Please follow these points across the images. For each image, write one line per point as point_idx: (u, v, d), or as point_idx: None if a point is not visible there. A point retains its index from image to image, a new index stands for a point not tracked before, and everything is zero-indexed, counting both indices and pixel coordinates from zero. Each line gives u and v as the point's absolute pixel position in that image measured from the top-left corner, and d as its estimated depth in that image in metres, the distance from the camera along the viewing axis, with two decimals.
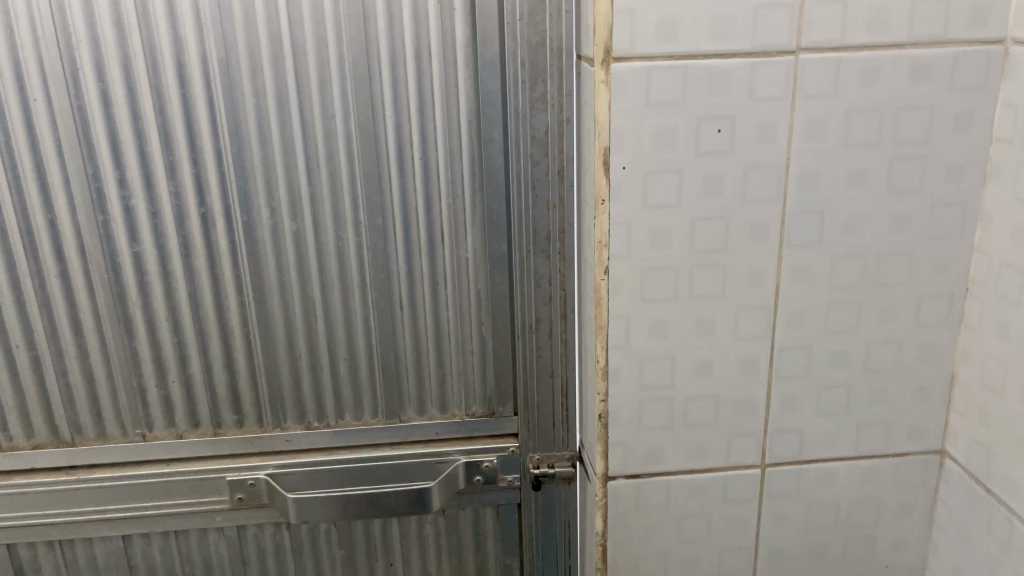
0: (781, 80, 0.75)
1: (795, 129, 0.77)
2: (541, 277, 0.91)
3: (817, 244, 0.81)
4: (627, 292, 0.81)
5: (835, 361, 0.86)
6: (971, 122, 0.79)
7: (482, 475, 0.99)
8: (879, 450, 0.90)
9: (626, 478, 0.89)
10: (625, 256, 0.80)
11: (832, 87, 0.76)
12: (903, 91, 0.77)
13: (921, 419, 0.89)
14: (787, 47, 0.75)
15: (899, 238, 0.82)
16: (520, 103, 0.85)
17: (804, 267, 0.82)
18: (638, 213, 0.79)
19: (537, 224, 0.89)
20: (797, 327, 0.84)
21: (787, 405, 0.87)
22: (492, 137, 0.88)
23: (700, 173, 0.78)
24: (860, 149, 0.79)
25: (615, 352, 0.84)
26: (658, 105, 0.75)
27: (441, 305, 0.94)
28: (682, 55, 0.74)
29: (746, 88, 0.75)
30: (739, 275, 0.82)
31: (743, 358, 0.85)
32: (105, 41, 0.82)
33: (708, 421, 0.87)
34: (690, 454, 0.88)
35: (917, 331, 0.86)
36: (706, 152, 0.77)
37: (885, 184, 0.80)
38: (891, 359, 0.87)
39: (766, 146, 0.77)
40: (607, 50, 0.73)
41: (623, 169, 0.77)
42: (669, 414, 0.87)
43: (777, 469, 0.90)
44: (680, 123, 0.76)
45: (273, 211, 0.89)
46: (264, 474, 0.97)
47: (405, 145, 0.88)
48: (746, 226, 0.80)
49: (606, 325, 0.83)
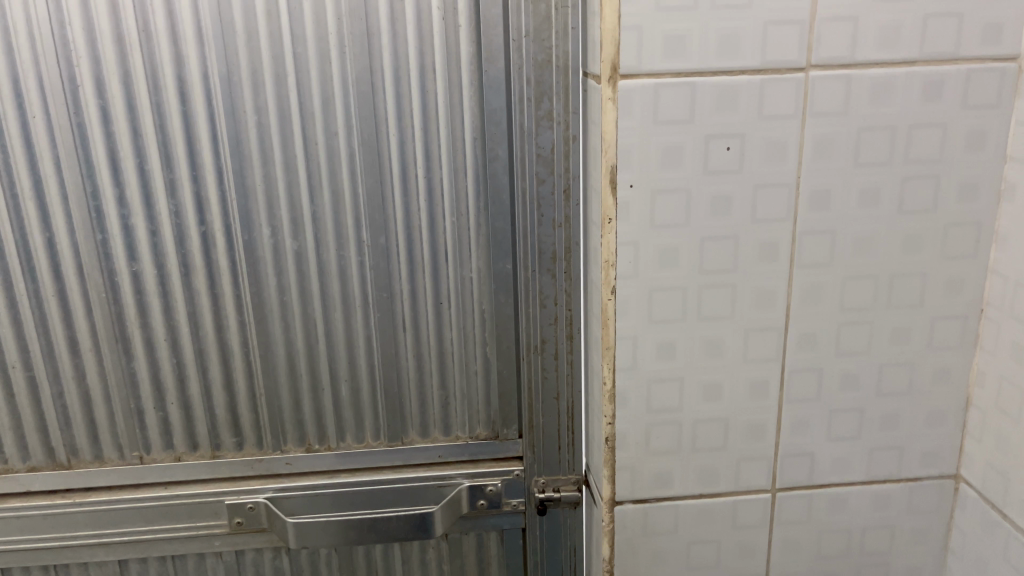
0: (791, 97, 0.74)
1: (806, 147, 0.76)
2: (546, 297, 0.89)
3: (828, 264, 0.80)
4: (634, 313, 0.80)
5: (847, 383, 0.84)
6: (984, 140, 0.77)
7: (486, 499, 0.97)
8: (892, 475, 0.88)
9: (633, 503, 0.87)
10: (632, 276, 0.78)
11: (842, 105, 0.75)
12: (915, 109, 0.76)
13: (935, 443, 0.87)
14: (797, 64, 0.73)
15: (912, 258, 0.81)
16: (526, 121, 0.84)
17: (815, 288, 0.81)
18: (645, 232, 0.77)
19: (542, 243, 0.87)
20: (808, 349, 0.83)
21: (798, 428, 0.85)
22: (497, 154, 0.86)
23: (708, 192, 0.76)
24: (871, 168, 0.77)
25: (622, 374, 0.82)
26: (666, 123, 0.74)
27: (444, 325, 0.93)
28: (689, 72, 0.73)
29: (756, 105, 0.74)
30: (748, 295, 0.80)
31: (753, 380, 0.83)
32: (105, 57, 0.81)
33: (717, 445, 0.85)
34: (699, 478, 0.86)
35: (931, 353, 0.84)
36: (715, 170, 0.76)
37: (897, 203, 0.79)
38: (904, 382, 0.85)
39: (776, 164, 0.76)
40: (614, 66, 0.72)
41: (630, 188, 0.76)
42: (677, 437, 0.85)
43: (788, 494, 0.88)
44: (688, 141, 0.75)
45: (274, 230, 0.88)
46: (263, 498, 0.95)
47: (409, 162, 0.87)
48: (756, 246, 0.78)
49: (613, 346, 0.81)
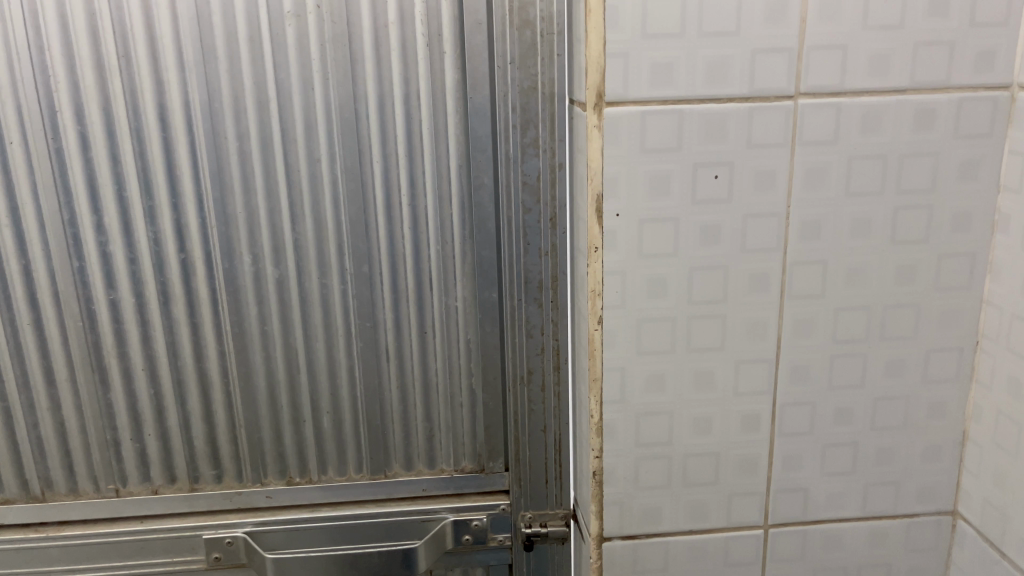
0: (780, 125, 0.73)
1: (796, 175, 0.75)
2: (533, 326, 0.87)
3: (820, 295, 0.78)
4: (621, 344, 0.78)
5: (840, 417, 0.82)
6: (978, 169, 0.76)
7: (470, 534, 0.95)
8: (887, 511, 0.86)
9: (621, 539, 0.84)
10: (619, 307, 0.77)
11: (832, 133, 0.74)
12: (907, 137, 0.75)
13: (932, 479, 0.85)
14: (786, 92, 0.72)
15: (905, 289, 0.79)
16: (512, 148, 0.82)
17: (806, 320, 0.79)
18: (633, 261, 0.76)
19: (528, 272, 0.86)
20: (800, 382, 0.81)
21: (790, 463, 0.83)
22: (482, 182, 0.85)
23: (697, 222, 0.75)
24: (863, 197, 0.76)
25: (609, 407, 0.80)
26: (654, 151, 0.73)
27: (429, 356, 0.91)
28: (677, 100, 0.72)
29: (745, 133, 0.73)
30: (738, 327, 0.78)
31: (745, 414, 0.81)
32: (85, 83, 0.80)
33: (708, 480, 0.83)
34: (689, 514, 0.84)
35: (926, 385, 0.82)
36: (704, 199, 0.74)
37: (889, 234, 0.77)
38: (899, 416, 0.83)
39: (766, 192, 0.75)
40: (600, 94, 0.71)
41: (617, 217, 0.74)
42: (667, 471, 0.82)
43: (781, 531, 0.86)
44: (676, 170, 0.73)
45: (255, 257, 0.86)
46: (242, 532, 0.93)
47: (393, 189, 0.85)
48: (746, 277, 0.77)
49: (600, 378, 0.79)
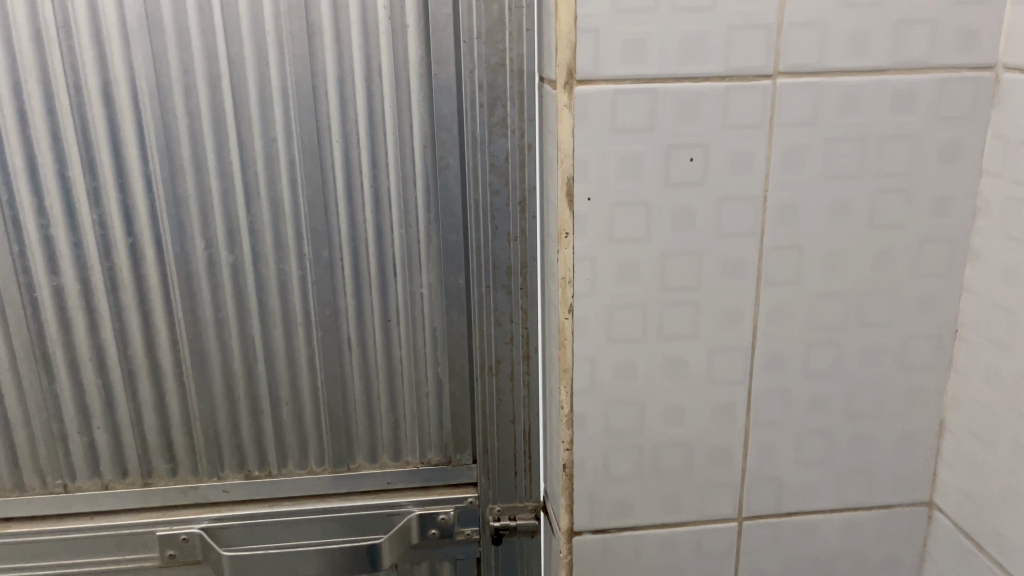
0: (757, 105, 0.70)
1: (772, 158, 0.72)
2: (501, 314, 0.84)
3: (796, 282, 0.76)
4: (592, 333, 0.75)
5: (816, 407, 0.80)
6: (958, 153, 0.74)
7: (437, 528, 0.92)
8: (862, 502, 0.84)
9: (592, 533, 0.82)
10: (590, 294, 0.74)
11: (811, 114, 0.71)
12: (887, 119, 0.72)
13: (908, 469, 0.84)
14: (763, 71, 0.69)
15: (883, 276, 0.77)
16: (478, 128, 0.79)
17: (782, 307, 0.76)
18: (604, 247, 0.72)
19: (496, 257, 0.83)
20: (775, 371, 0.78)
21: (765, 454, 0.81)
22: (447, 163, 0.82)
23: (670, 205, 0.72)
24: (841, 181, 0.73)
25: (579, 398, 0.77)
26: (626, 132, 0.69)
27: (393, 345, 0.87)
28: (650, 78, 0.68)
29: (720, 114, 0.70)
30: (712, 315, 0.76)
31: (718, 404, 0.79)
32: (21, 57, 0.75)
33: (680, 471, 0.81)
34: (661, 506, 0.82)
35: (903, 375, 0.80)
36: (678, 182, 0.71)
37: (868, 218, 0.75)
38: (875, 406, 0.81)
39: (741, 175, 0.72)
40: (570, 71, 0.68)
41: (588, 201, 0.71)
42: (638, 463, 0.80)
43: (755, 523, 0.83)
44: (648, 152, 0.70)
45: (209, 242, 0.82)
46: (197, 529, 0.90)
47: (354, 171, 0.81)
48: (721, 263, 0.74)
49: (570, 368, 0.76)
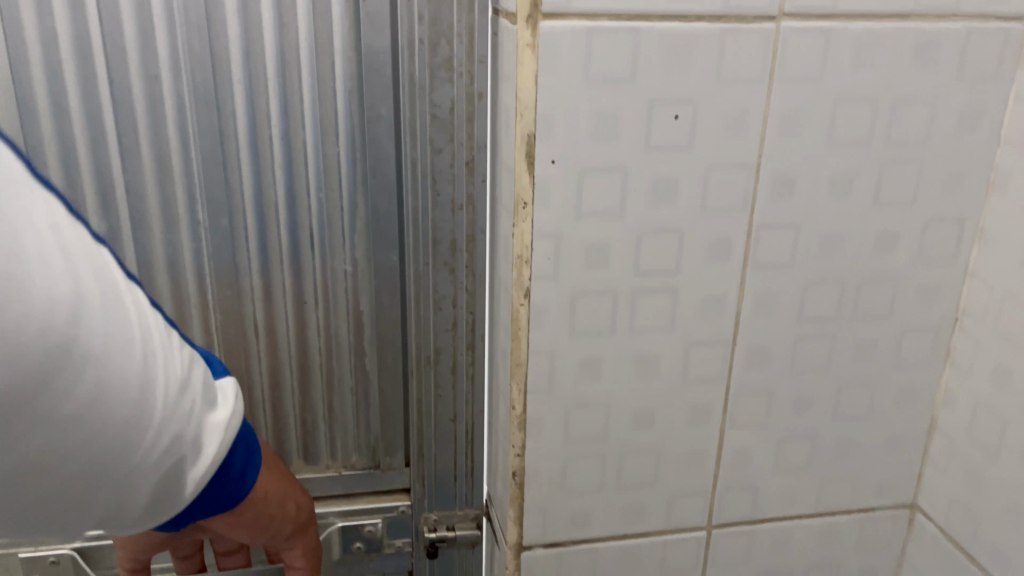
0: (757, 55, 0.58)
1: (770, 120, 0.60)
2: (442, 297, 0.72)
3: (788, 266, 0.65)
4: (551, 323, 0.63)
5: (800, 406, 0.70)
6: (976, 119, 0.63)
7: (361, 541, 0.82)
8: (842, 507, 0.76)
9: (544, 548, 0.71)
10: (551, 278, 0.61)
11: (818, 69, 0.59)
12: (903, 77, 0.61)
13: (892, 472, 0.75)
14: (766, 13, 0.57)
15: (884, 260, 0.67)
16: (417, 70, 0.65)
17: (771, 294, 0.66)
18: (569, 222, 0.60)
19: (437, 230, 0.70)
20: (758, 366, 0.68)
21: (741, 458, 0.71)
22: (378, 113, 0.68)
23: (650, 173, 0.60)
24: (846, 149, 0.62)
25: (534, 399, 0.65)
26: (601, 82, 0.56)
27: (308, 331, 0.75)
28: (633, 15, 0.55)
29: (713, 63, 0.57)
30: (691, 304, 0.64)
31: (692, 404, 0.68)
32: None
33: (647, 479, 0.70)
34: (623, 517, 0.71)
35: (896, 370, 0.71)
36: (659, 145, 0.59)
37: (872, 193, 0.64)
38: (864, 404, 0.72)
39: (734, 139, 0.60)
40: (534, 2, 0.54)
41: (552, 164, 0.58)
42: (600, 471, 0.69)
43: (725, 532, 0.74)
44: (626, 108, 0.57)
45: (71, 206, 0.67)
46: (68, 550, 0.79)
47: (260, 121, 0.67)
48: (704, 243, 0.63)
49: (523, 364, 0.64)
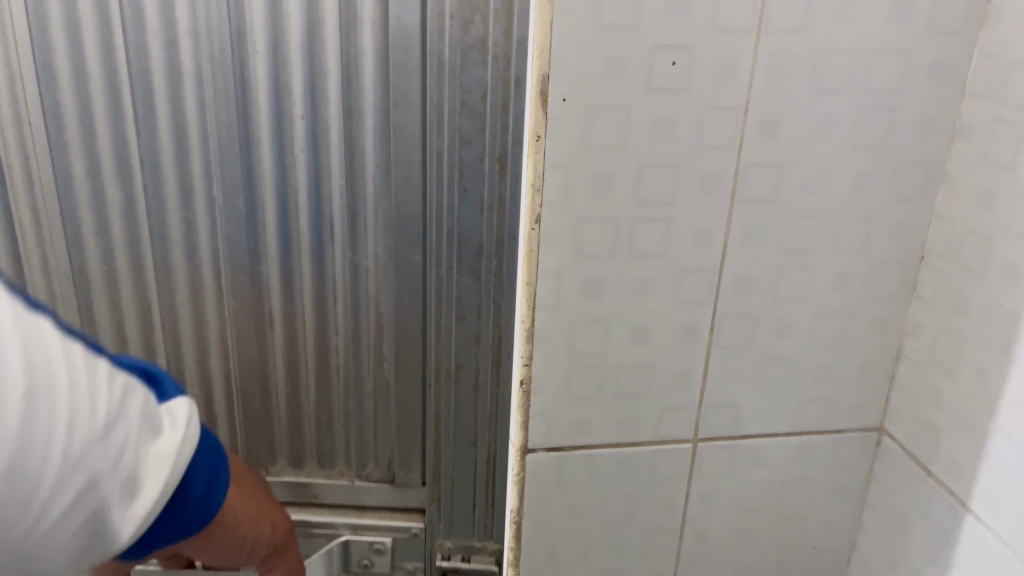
0: (747, 8, 0.66)
1: (758, 67, 0.68)
2: (469, 249, 0.93)
3: (772, 201, 0.73)
4: (559, 246, 0.71)
5: (781, 331, 0.79)
6: (945, 72, 0.71)
7: None
8: (817, 426, 0.84)
9: (546, 451, 0.79)
10: (560, 204, 0.70)
11: (801, 22, 0.67)
12: (879, 32, 0.69)
13: (863, 396, 0.83)
14: None
15: (859, 199, 0.75)
16: (452, 57, 0.85)
17: (756, 226, 0.74)
18: (578, 154, 0.68)
19: (466, 193, 0.91)
20: (742, 292, 0.76)
21: (726, 376, 0.80)
22: (412, 95, 0.89)
23: (650, 112, 0.67)
24: (826, 96, 0.70)
25: (542, 314, 0.74)
26: (608, 28, 0.64)
27: (359, 273, 1.01)
28: None
29: (708, 15, 0.65)
30: (684, 232, 0.73)
31: (684, 325, 0.77)
32: None
33: (641, 392, 0.79)
34: (618, 427, 0.80)
35: (868, 300, 0.79)
36: (659, 87, 0.67)
37: (849, 137, 0.72)
38: (838, 331, 0.80)
39: (725, 84, 0.68)
40: None
41: (563, 102, 0.66)
42: (598, 383, 0.77)
43: (710, 445, 0.83)
44: (631, 52, 0.65)
45: None
46: None
47: (320, 102, 0.91)
48: (697, 178, 0.71)
49: (533, 282, 0.73)
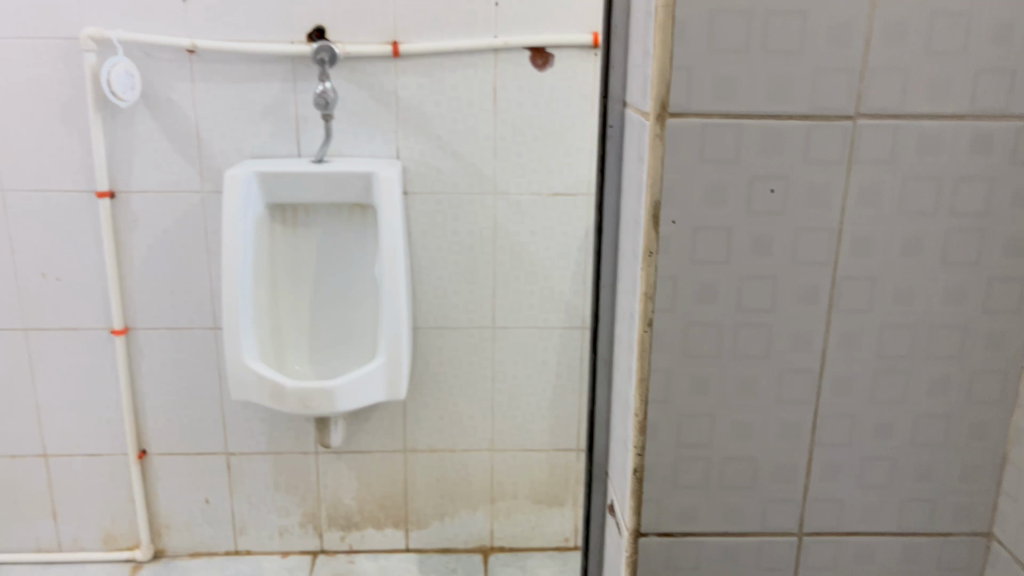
0: (837, 143, 0.75)
1: (850, 193, 0.76)
2: None
3: (867, 311, 0.80)
4: (669, 347, 0.80)
5: (881, 432, 0.84)
6: None
7: None
8: (923, 527, 0.87)
9: (658, 536, 0.87)
10: (670, 311, 0.79)
11: (888, 154, 0.75)
12: (963, 162, 0.76)
13: (970, 499, 0.86)
14: (844, 112, 0.74)
15: (953, 311, 0.80)
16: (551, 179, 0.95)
17: (853, 334, 0.81)
18: (686, 267, 0.78)
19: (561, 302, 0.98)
20: (842, 394, 0.83)
21: (828, 473, 0.85)
22: None
23: (750, 233, 0.77)
24: (915, 217, 0.77)
25: (653, 407, 0.82)
26: (712, 162, 0.75)
27: None
28: (738, 114, 0.74)
29: (802, 150, 0.75)
30: (784, 337, 0.80)
31: (786, 422, 0.83)
32: None
33: (746, 484, 0.85)
34: (725, 516, 0.86)
35: (969, 406, 0.83)
36: (759, 211, 0.76)
37: (940, 254, 0.79)
38: (939, 435, 0.84)
39: (819, 208, 0.76)
40: (663, 105, 0.73)
41: (672, 224, 0.77)
42: (705, 473, 0.85)
43: (815, 540, 0.87)
44: (733, 182, 0.75)
45: None
46: None
47: None
48: (795, 290, 0.79)
49: (646, 379, 0.82)
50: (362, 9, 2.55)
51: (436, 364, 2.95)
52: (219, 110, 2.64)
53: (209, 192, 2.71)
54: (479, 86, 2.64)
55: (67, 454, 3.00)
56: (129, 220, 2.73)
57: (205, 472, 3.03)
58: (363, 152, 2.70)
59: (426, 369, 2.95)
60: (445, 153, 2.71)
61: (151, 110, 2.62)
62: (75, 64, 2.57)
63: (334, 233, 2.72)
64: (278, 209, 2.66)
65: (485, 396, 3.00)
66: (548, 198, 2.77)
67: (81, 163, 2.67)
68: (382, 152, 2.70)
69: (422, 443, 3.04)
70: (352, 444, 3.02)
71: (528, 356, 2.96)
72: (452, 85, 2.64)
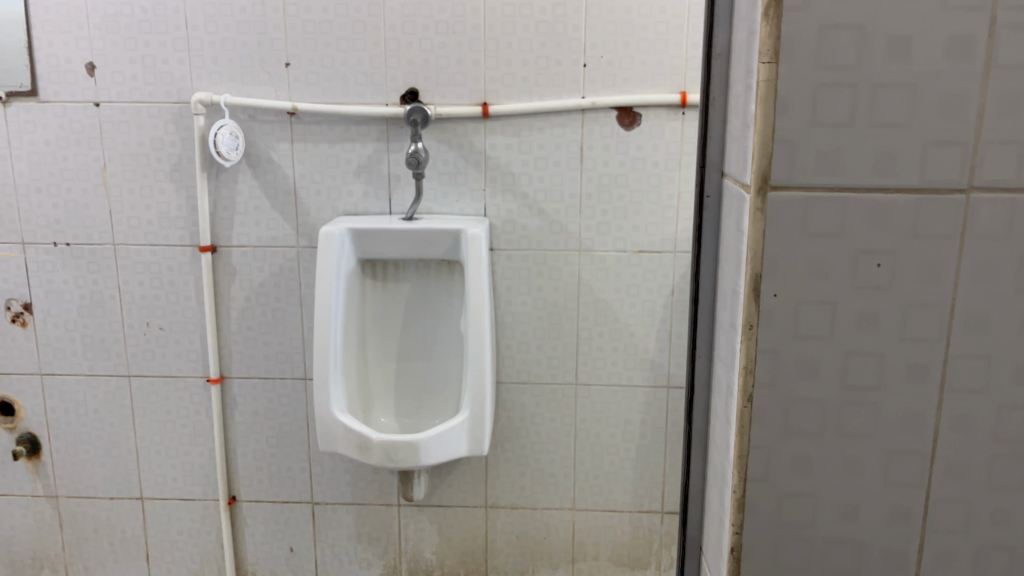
0: (949, 218, 0.72)
1: (963, 270, 0.73)
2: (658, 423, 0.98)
3: (982, 392, 0.75)
4: (769, 423, 0.78)
5: (998, 520, 0.79)
6: None
7: None
8: None
9: None
10: (771, 385, 0.77)
11: (1004, 229, 0.72)
12: None
13: None
14: (956, 185, 0.71)
15: None
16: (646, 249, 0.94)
17: (967, 416, 0.76)
18: (788, 342, 0.76)
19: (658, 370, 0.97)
20: (955, 478, 0.78)
21: (940, 562, 0.80)
22: None
23: (855, 308, 0.74)
24: None
25: (752, 485, 0.80)
26: (815, 235, 0.73)
27: None
28: (842, 188, 0.72)
29: (910, 224, 0.72)
30: (892, 416, 0.77)
31: (894, 505, 0.79)
32: None
33: (850, 568, 0.81)
34: None
35: None
36: (864, 286, 0.74)
37: None
38: None
39: (929, 284, 0.73)
40: (765, 178, 0.72)
41: (774, 297, 0.75)
42: (807, 555, 0.81)
43: None
44: (837, 256, 0.73)
45: None
46: None
47: None
48: (904, 367, 0.75)
49: (745, 456, 0.80)
50: (454, 72, 2.63)
51: (519, 419, 2.94)
52: (315, 169, 2.74)
53: (304, 247, 2.80)
54: (565, 145, 2.67)
55: (162, 497, 3.11)
56: (228, 274, 2.84)
57: (290, 520, 3.09)
58: (451, 209, 2.76)
59: (508, 424, 2.94)
60: (531, 210, 2.74)
61: (252, 169, 2.75)
62: (185, 126, 2.73)
63: (422, 288, 2.76)
64: (369, 264, 2.74)
65: (567, 453, 2.96)
66: (634, 255, 2.76)
67: (186, 219, 2.81)
68: (470, 209, 2.75)
69: (503, 499, 3.02)
70: (433, 498, 3.03)
71: (611, 413, 2.92)
72: (539, 144, 2.68)
